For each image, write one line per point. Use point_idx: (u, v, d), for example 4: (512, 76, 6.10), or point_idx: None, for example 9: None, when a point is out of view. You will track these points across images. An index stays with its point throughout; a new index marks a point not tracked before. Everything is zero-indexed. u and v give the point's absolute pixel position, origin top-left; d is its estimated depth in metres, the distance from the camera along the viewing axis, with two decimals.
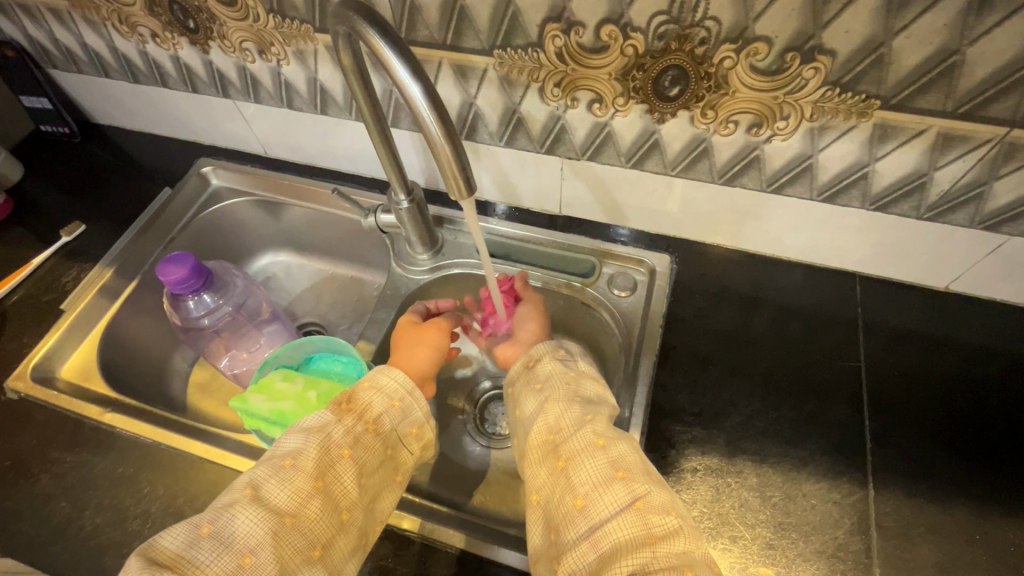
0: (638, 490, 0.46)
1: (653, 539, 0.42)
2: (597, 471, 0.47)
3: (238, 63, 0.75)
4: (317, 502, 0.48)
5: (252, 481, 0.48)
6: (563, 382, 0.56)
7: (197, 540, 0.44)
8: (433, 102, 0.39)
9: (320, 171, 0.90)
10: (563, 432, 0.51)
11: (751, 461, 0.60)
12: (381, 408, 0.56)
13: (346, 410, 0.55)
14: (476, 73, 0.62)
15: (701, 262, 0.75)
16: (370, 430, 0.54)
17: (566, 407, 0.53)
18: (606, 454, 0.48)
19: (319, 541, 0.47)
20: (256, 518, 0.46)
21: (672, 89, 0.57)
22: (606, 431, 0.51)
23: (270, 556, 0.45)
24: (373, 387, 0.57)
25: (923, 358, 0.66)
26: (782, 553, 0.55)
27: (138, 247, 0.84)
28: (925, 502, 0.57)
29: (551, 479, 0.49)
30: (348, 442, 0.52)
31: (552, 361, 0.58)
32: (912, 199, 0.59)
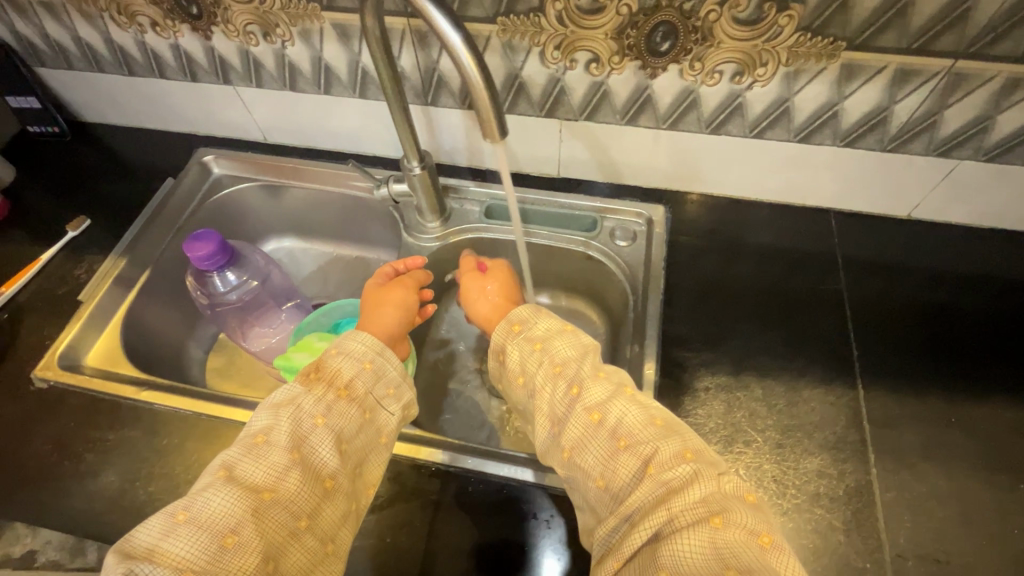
0: (644, 451, 0.50)
1: (669, 494, 0.46)
2: (602, 448, 0.52)
3: (241, 48, 0.77)
4: (292, 474, 0.49)
5: (225, 463, 0.49)
6: (537, 362, 0.59)
7: (173, 527, 0.45)
8: (472, 51, 0.44)
9: (322, 153, 0.93)
10: (561, 422, 0.55)
11: (755, 377, 0.67)
12: (352, 372, 0.56)
13: (315, 379, 0.54)
14: (479, 41, 0.67)
15: (692, 210, 0.82)
16: (342, 397, 0.54)
17: (554, 384, 0.57)
18: (605, 427, 0.52)
19: (304, 511, 0.48)
20: (233, 497, 0.46)
21: (663, 44, 0.62)
22: (597, 400, 0.54)
23: (253, 532, 0.45)
24: (342, 353, 0.56)
25: (894, 281, 0.74)
26: (790, 450, 0.62)
27: (148, 236, 0.85)
28: (907, 395, 0.65)
29: (568, 471, 0.54)
30: (322, 410, 0.52)
31: (519, 346, 0.61)
32: (876, 132, 0.67)
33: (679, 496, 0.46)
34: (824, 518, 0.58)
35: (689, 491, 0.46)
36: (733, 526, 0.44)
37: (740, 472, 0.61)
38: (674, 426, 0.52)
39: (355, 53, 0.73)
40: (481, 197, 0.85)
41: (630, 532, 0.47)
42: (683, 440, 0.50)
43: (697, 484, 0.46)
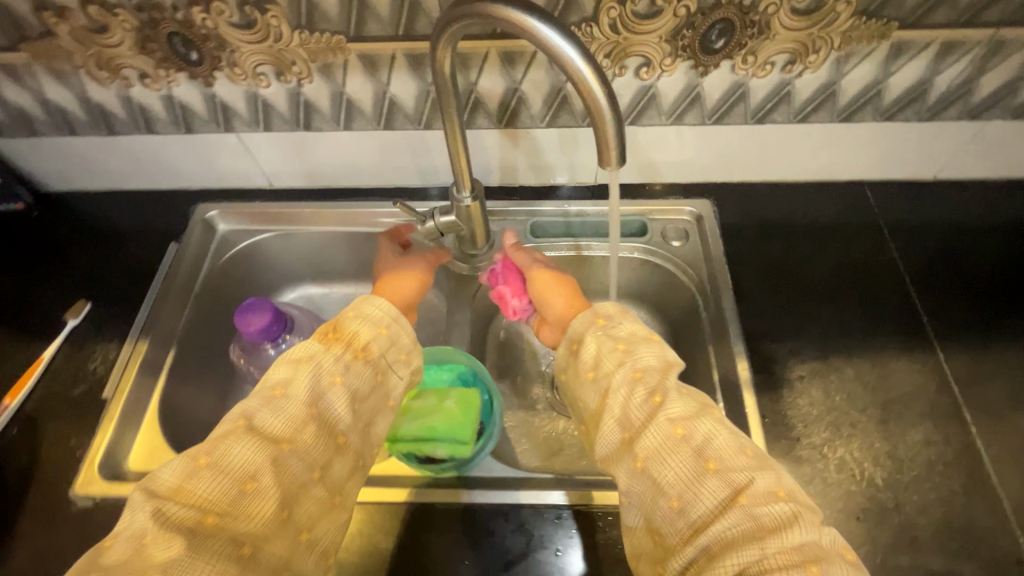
0: (736, 479, 0.44)
1: (762, 530, 0.42)
2: (685, 466, 0.46)
3: (249, 91, 0.70)
4: (308, 427, 0.49)
5: (245, 413, 0.49)
6: (616, 360, 0.53)
7: (196, 470, 0.45)
8: (592, 64, 0.41)
9: (337, 192, 0.85)
10: (635, 429, 0.49)
11: (842, 358, 0.68)
12: (369, 337, 0.56)
13: (334, 339, 0.55)
14: (524, 57, 0.65)
15: (735, 201, 0.82)
16: (359, 358, 0.54)
17: (633, 389, 0.51)
18: (690, 445, 0.47)
19: (318, 463, 0.49)
20: (255, 447, 0.46)
21: (719, 41, 0.62)
22: (682, 415, 0.48)
23: (271, 479, 0.46)
24: (359, 317, 0.57)
25: (938, 241, 0.77)
26: (894, 424, 0.63)
27: (164, 312, 0.76)
28: (983, 352, 0.68)
29: (634, 481, 0.48)
30: (338, 369, 0.52)
31: (598, 339, 0.56)
32: (915, 105, 0.69)
33: (774, 538, 0.41)
34: (942, 485, 0.59)
35: (787, 534, 0.41)
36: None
37: (856, 456, 0.61)
38: (763, 459, 0.47)
39: (383, 83, 0.68)
40: (522, 216, 0.82)
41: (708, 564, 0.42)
42: (775, 475, 0.45)
43: (798, 529, 0.41)
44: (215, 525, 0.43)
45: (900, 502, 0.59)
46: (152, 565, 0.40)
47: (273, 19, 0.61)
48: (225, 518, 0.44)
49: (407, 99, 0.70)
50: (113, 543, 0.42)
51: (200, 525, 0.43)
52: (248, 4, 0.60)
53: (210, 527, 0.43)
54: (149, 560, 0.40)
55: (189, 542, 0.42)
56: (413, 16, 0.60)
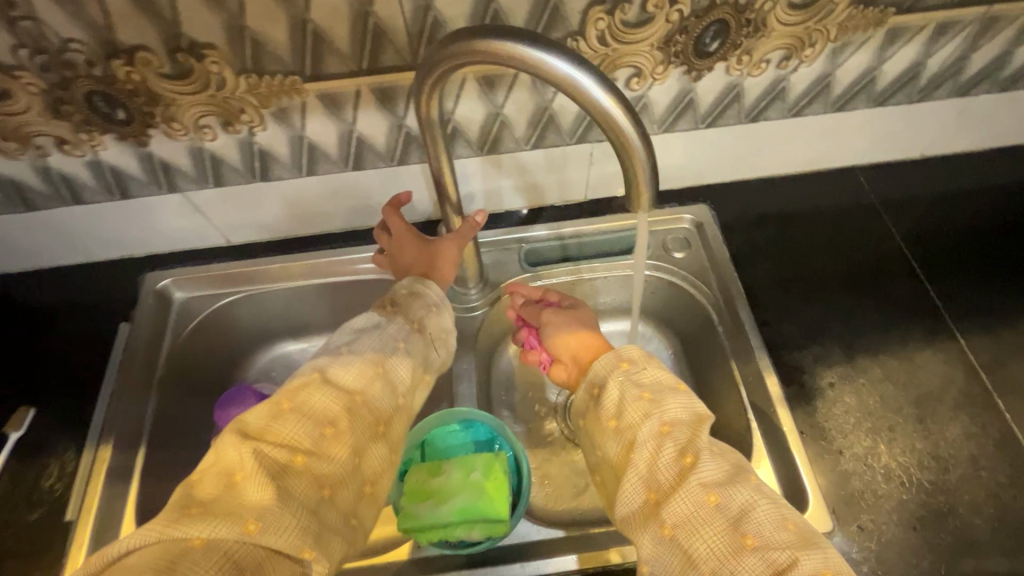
0: (777, 558, 0.39)
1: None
2: (719, 540, 0.40)
3: (192, 146, 0.61)
4: (378, 382, 0.48)
5: (317, 367, 0.48)
6: (642, 412, 0.47)
7: (279, 413, 0.44)
8: (614, 93, 0.37)
9: (303, 240, 0.76)
10: (663, 491, 0.44)
11: (867, 357, 0.66)
12: (423, 311, 0.56)
13: (393, 310, 0.55)
14: (505, 80, 0.60)
15: (732, 200, 0.78)
16: (415, 329, 0.54)
17: (660, 446, 0.45)
18: (724, 514, 0.41)
19: (382, 419, 0.48)
20: (332, 394, 0.46)
21: (713, 44, 0.57)
22: (715, 479, 0.43)
23: (348, 426, 0.45)
24: (413, 290, 0.57)
25: (938, 219, 0.76)
26: (932, 420, 0.61)
27: (124, 406, 0.66)
28: (1001, 330, 0.67)
29: (661, 551, 0.42)
30: (399, 337, 0.52)
31: (621, 386, 0.50)
32: (908, 88, 0.67)
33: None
34: (989, 478, 0.58)
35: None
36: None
37: (901, 460, 0.59)
38: (811, 537, 0.41)
39: (349, 122, 0.60)
40: (512, 244, 0.75)
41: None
42: (826, 557, 0.39)
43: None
44: (303, 468, 0.42)
45: (953, 504, 0.57)
46: (247, 507, 0.39)
47: (212, 65, 0.53)
48: (309, 458, 0.43)
49: (377, 136, 0.62)
50: (201, 478, 0.42)
51: (288, 467, 0.42)
52: (181, 51, 0.51)
53: (298, 466, 0.42)
54: (242, 501, 0.40)
55: (279, 484, 0.41)
56: (378, 48, 0.53)
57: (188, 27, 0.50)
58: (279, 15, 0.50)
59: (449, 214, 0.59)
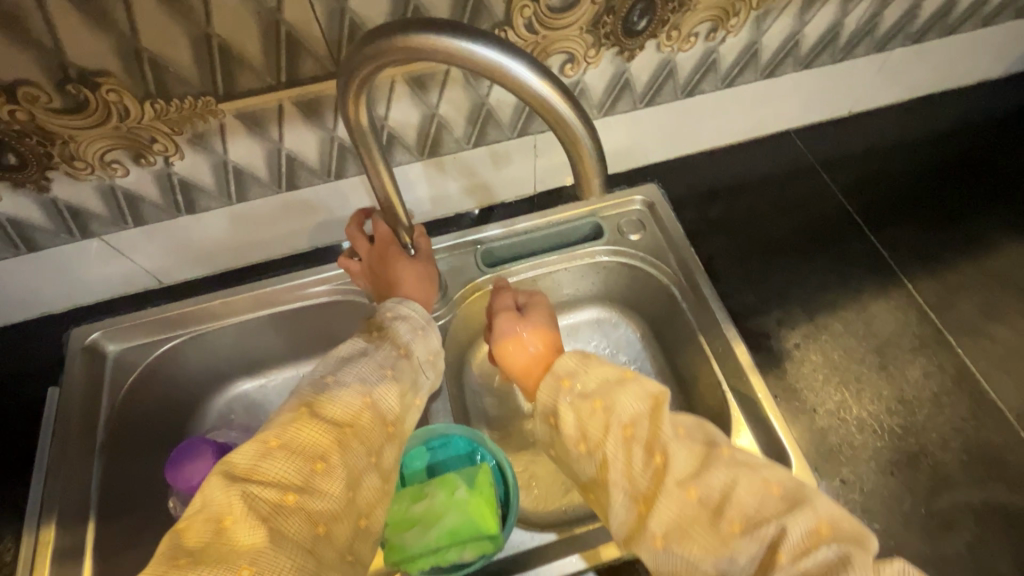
0: (766, 533, 0.37)
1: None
2: (709, 535, 0.38)
3: (102, 185, 0.56)
4: (370, 412, 0.44)
5: (303, 400, 0.43)
6: (601, 425, 0.44)
7: (268, 450, 0.39)
8: (548, 77, 0.35)
9: (244, 271, 0.71)
10: (645, 498, 0.41)
11: (827, 314, 0.67)
12: (408, 335, 0.51)
13: (379, 337, 0.50)
14: (436, 79, 0.57)
15: (680, 177, 0.79)
16: (403, 354, 0.50)
17: (629, 452, 0.42)
18: (708, 505, 0.39)
19: (377, 448, 0.43)
20: (321, 427, 0.41)
21: (641, 21, 0.57)
22: (688, 470, 0.40)
23: (341, 459, 0.40)
24: (397, 315, 0.52)
25: (873, 173, 0.79)
26: (894, 366, 0.63)
27: (63, 479, 0.60)
28: (943, 271, 0.70)
29: (661, 561, 0.40)
30: (387, 365, 0.47)
31: (572, 407, 0.46)
32: (829, 48, 0.69)
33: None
34: (953, 415, 0.60)
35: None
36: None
37: (870, 408, 0.61)
38: (797, 491, 0.39)
39: (275, 140, 0.56)
40: (469, 247, 0.73)
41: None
42: (814, 509, 0.37)
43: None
44: (296, 505, 0.37)
45: (923, 444, 0.59)
46: (239, 553, 0.34)
47: (110, 93, 0.48)
48: (302, 497, 0.38)
49: (308, 152, 0.59)
50: (185, 527, 0.36)
51: (280, 506, 0.37)
52: (70, 81, 0.46)
53: (291, 505, 0.37)
54: (233, 547, 0.34)
55: (270, 526, 0.36)
56: (295, 58, 0.49)
57: (74, 54, 0.45)
58: (179, 32, 0.45)
59: (399, 231, 0.57)
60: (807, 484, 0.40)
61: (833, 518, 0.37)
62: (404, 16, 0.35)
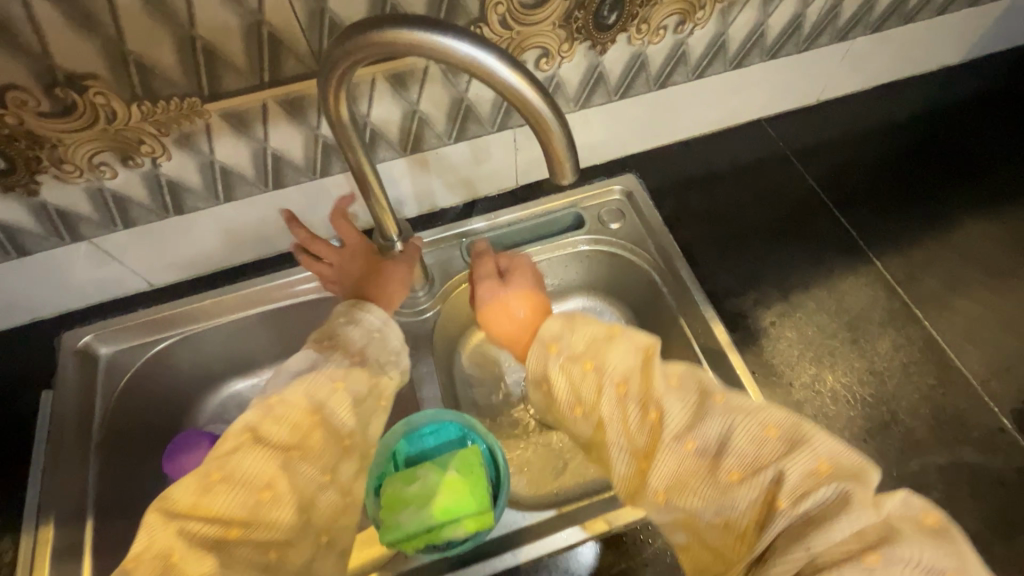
0: (764, 477, 0.38)
1: (803, 523, 0.35)
2: (708, 483, 0.40)
3: (91, 188, 0.57)
4: (318, 432, 0.45)
5: (249, 425, 0.44)
6: (594, 386, 0.46)
7: (211, 485, 0.41)
8: (517, 68, 0.37)
9: (234, 271, 0.73)
10: (644, 453, 0.43)
11: (800, 292, 0.70)
12: (362, 341, 0.52)
13: (330, 348, 0.51)
14: (416, 76, 0.59)
15: (657, 167, 0.81)
16: (357, 364, 0.50)
17: (623, 410, 0.44)
18: (704, 455, 0.40)
19: (329, 465, 0.45)
20: (266, 455, 0.42)
21: (611, 16, 0.59)
22: (682, 423, 0.41)
23: (287, 485, 0.42)
24: (353, 320, 0.53)
25: (841, 158, 0.82)
26: (865, 340, 0.66)
27: (60, 479, 0.61)
28: (909, 248, 0.73)
29: (665, 514, 0.42)
30: (339, 376, 0.48)
31: (563, 371, 0.48)
32: (794, 39, 0.72)
33: (818, 532, 0.34)
34: (921, 383, 0.63)
35: (830, 523, 0.34)
36: (892, 561, 0.32)
37: (842, 380, 0.64)
38: (795, 432, 0.39)
39: (260, 139, 0.58)
40: (454, 241, 0.75)
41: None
42: (811, 448, 0.38)
43: (849, 511, 0.34)
44: (240, 538, 0.39)
45: (894, 412, 0.61)
46: None
47: (97, 96, 0.49)
48: (248, 528, 0.40)
49: (293, 151, 0.60)
50: (134, 564, 0.38)
51: (224, 539, 0.39)
52: (58, 85, 0.48)
53: (236, 537, 0.39)
54: None
55: (218, 557, 0.38)
56: (278, 58, 0.51)
57: (62, 59, 0.46)
58: (163, 35, 0.47)
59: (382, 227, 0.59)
60: (806, 423, 0.40)
61: (831, 455, 0.37)
62: (380, 13, 0.37)
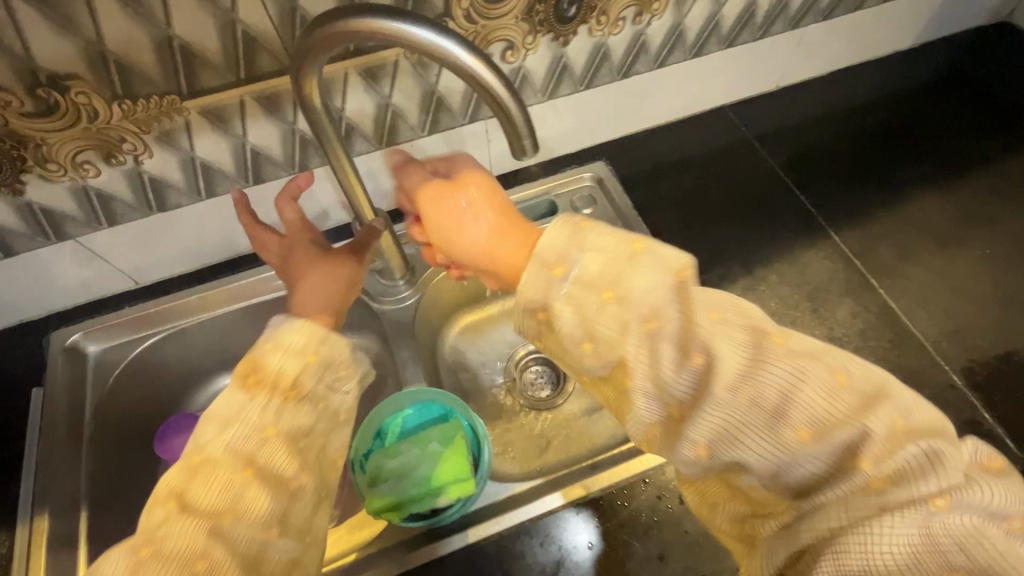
0: (836, 436, 0.33)
1: (878, 488, 0.32)
2: (766, 438, 0.34)
3: (75, 187, 0.59)
4: (252, 486, 0.38)
5: (173, 490, 0.38)
6: (616, 322, 0.36)
7: (136, 566, 0.35)
8: (474, 52, 0.39)
9: (218, 268, 0.75)
10: (685, 402, 0.35)
11: (764, 267, 0.74)
12: (296, 367, 0.42)
13: (256, 383, 0.41)
14: (387, 70, 0.62)
15: (626, 154, 0.85)
16: (290, 400, 0.41)
17: (654, 349, 0.36)
18: (766, 408, 0.34)
19: (274, 516, 0.38)
20: (194, 523, 0.36)
21: (571, 8, 0.62)
22: (742, 372, 0.34)
23: (225, 551, 0.36)
24: (278, 348, 0.43)
25: (800, 140, 0.86)
26: (824, 309, 0.70)
27: (52, 472, 0.62)
28: (865, 222, 0.77)
29: (697, 468, 0.36)
30: (270, 420, 0.40)
31: (570, 302, 0.38)
32: (748, 27, 0.76)
33: (896, 499, 0.32)
34: (877, 346, 0.67)
35: (915, 489, 0.32)
36: (962, 509, 0.31)
37: None
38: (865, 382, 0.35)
39: (239, 135, 0.60)
40: None
41: (805, 533, 0.34)
42: (888, 403, 0.34)
43: (933, 478, 0.32)
44: None
45: None
46: None
47: (79, 96, 0.51)
48: None
49: (271, 145, 0.63)
50: None
51: None
52: (40, 85, 0.50)
53: None
54: None
55: None
56: (253, 55, 0.54)
57: (44, 60, 0.48)
58: (141, 34, 0.49)
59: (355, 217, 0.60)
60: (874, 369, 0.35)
61: (911, 413, 0.33)
62: (346, 5, 0.40)
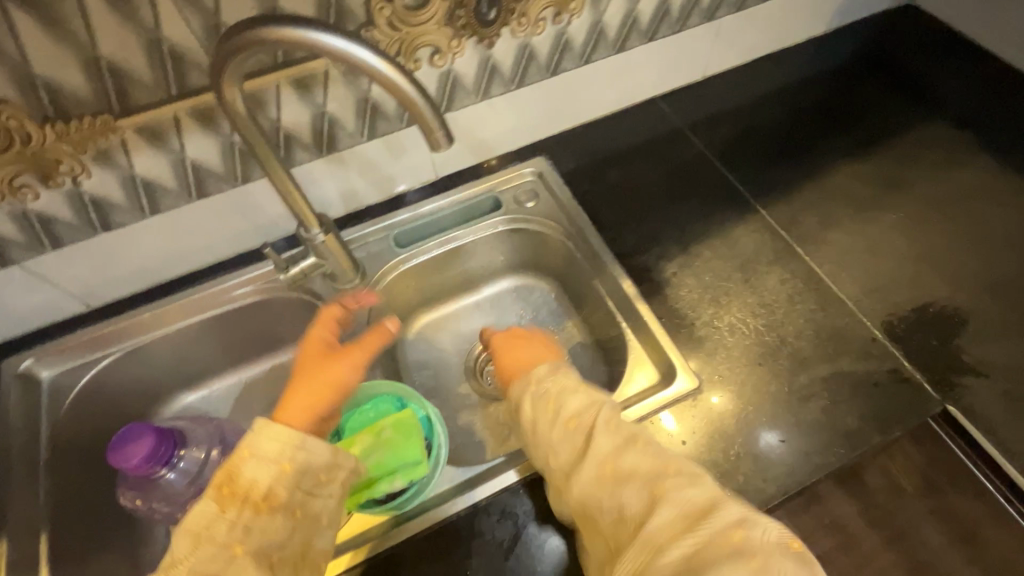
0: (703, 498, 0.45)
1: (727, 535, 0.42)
2: (649, 484, 0.47)
3: (14, 211, 0.60)
4: None
5: None
6: (586, 403, 0.53)
7: None
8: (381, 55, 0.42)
9: (170, 284, 0.75)
10: (602, 452, 0.50)
11: (697, 244, 0.78)
12: (268, 479, 0.48)
13: (230, 495, 0.48)
14: (318, 79, 0.64)
15: (564, 147, 0.88)
16: (261, 509, 0.47)
17: (598, 427, 0.52)
18: (659, 469, 0.47)
19: None
20: None
21: (491, 12, 0.66)
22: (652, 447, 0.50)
23: None
24: (254, 457, 0.49)
25: (727, 125, 0.91)
26: (754, 278, 0.74)
27: (9, 498, 0.62)
28: (789, 197, 0.82)
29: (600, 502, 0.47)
30: (238, 538, 0.46)
31: (559, 382, 0.55)
32: (665, 21, 0.81)
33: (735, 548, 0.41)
34: (804, 309, 0.71)
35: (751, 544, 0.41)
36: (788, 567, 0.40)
37: (737, 315, 0.71)
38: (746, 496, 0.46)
39: (177, 150, 0.62)
40: (380, 233, 0.79)
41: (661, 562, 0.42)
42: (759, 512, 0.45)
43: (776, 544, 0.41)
44: None
45: (783, 337, 0.69)
46: None
47: (10, 121, 0.53)
48: None
49: (211, 158, 0.65)
50: None
51: None
52: None
53: None
54: None
55: None
56: (182, 71, 0.56)
57: None
58: (69, 56, 0.51)
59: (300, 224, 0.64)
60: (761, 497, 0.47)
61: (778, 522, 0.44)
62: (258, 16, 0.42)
